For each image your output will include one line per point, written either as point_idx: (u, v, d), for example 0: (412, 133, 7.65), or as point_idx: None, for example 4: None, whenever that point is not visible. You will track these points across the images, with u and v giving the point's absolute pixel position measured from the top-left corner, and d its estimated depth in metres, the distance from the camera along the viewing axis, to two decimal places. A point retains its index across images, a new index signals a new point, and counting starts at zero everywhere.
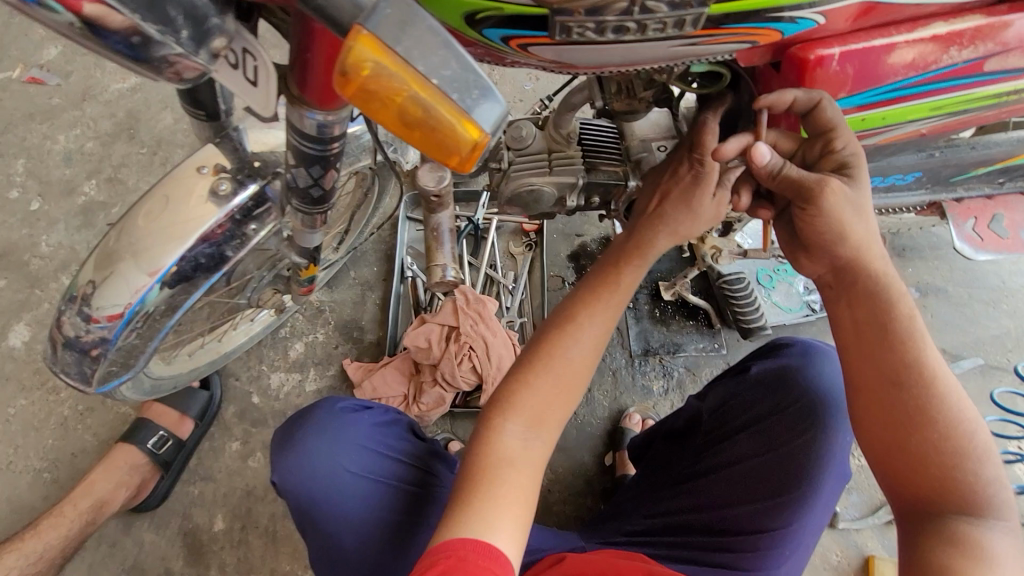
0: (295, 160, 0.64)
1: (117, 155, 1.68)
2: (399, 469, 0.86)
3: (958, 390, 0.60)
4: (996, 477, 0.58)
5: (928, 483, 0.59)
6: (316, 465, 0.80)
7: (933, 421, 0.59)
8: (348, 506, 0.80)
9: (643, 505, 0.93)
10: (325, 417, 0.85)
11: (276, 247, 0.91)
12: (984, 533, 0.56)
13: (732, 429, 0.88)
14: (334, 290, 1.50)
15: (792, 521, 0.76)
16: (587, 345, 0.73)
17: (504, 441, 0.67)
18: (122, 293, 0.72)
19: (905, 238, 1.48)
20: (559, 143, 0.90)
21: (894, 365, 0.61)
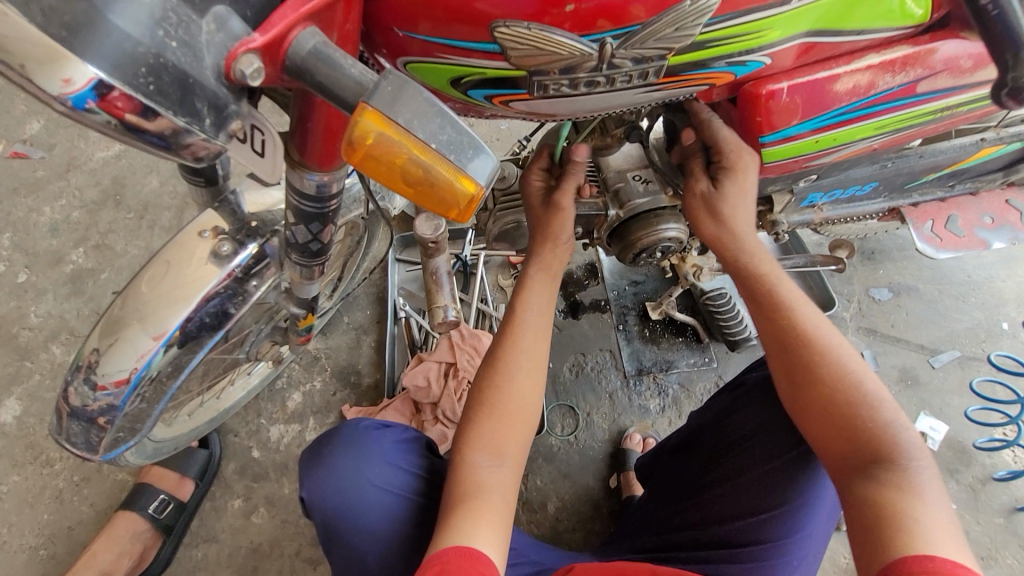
0: (294, 219, 0.67)
1: (104, 221, 1.70)
2: (422, 484, 0.86)
3: (846, 349, 0.70)
4: (898, 417, 0.65)
5: (841, 435, 0.66)
6: (340, 480, 0.82)
7: (826, 377, 0.68)
8: (369, 521, 0.81)
9: (651, 525, 0.94)
10: (351, 433, 0.87)
11: (274, 299, 0.94)
12: (899, 469, 0.61)
13: (732, 439, 0.89)
14: (329, 337, 1.51)
15: (790, 533, 0.78)
16: (523, 378, 0.79)
17: (472, 466, 0.73)
18: (128, 359, 0.74)
19: (873, 242, 1.56)
20: None
21: (787, 334, 0.72)
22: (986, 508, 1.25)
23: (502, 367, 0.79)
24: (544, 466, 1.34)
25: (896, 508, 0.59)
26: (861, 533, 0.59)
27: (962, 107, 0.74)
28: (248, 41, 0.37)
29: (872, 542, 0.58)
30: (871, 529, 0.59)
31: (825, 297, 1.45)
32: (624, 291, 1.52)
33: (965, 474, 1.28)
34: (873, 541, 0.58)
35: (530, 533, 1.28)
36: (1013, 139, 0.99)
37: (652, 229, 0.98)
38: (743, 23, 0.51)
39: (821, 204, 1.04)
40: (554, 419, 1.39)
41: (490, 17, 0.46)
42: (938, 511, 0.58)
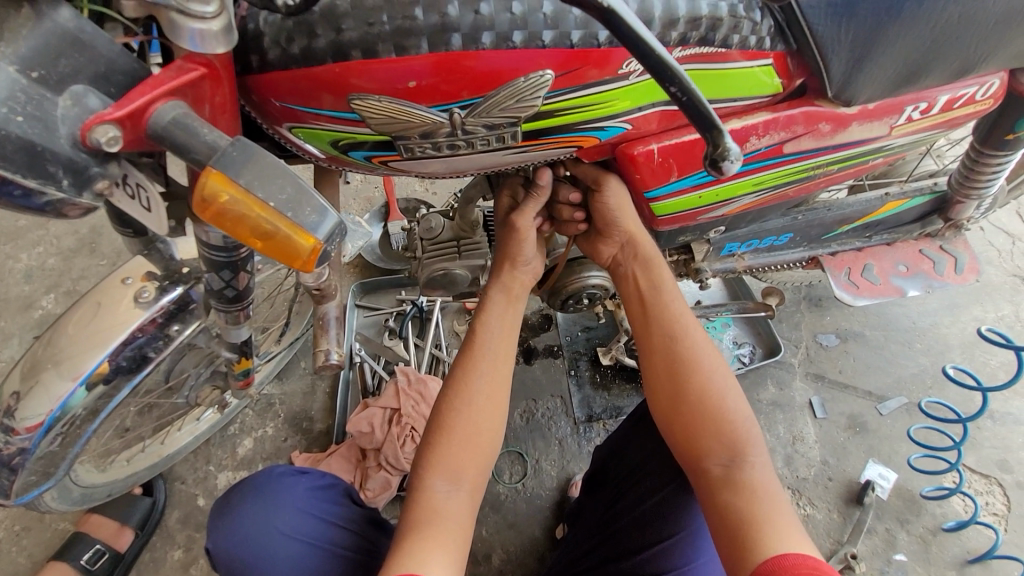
0: (207, 268, 0.72)
1: (76, 268, 1.75)
2: (335, 532, 0.86)
3: (713, 351, 0.80)
4: (748, 415, 0.77)
5: (710, 435, 0.75)
6: (249, 526, 0.82)
7: (696, 377, 0.77)
8: (277, 569, 0.79)
9: (571, 566, 0.93)
10: (264, 479, 0.88)
11: (206, 344, 0.96)
12: (747, 466, 0.72)
13: (641, 470, 0.90)
14: (284, 382, 1.53)
15: (687, 559, 0.77)
16: (480, 399, 0.81)
17: (431, 493, 0.74)
18: (44, 402, 0.76)
19: (820, 289, 1.60)
20: (465, 232, 1.00)
21: (669, 333, 0.81)
22: (938, 561, 1.22)
23: (463, 387, 0.81)
24: (489, 515, 1.32)
25: (749, 504, 0.69)
26: (725, 528, 0.69)
27: (835, 165, 0.80)
28: (104, 114, 0.43)
29: (736, 537, 0.67)
30: (732, 524, 0.68)
31: (772, 343, 1.49)
32: (577, 337, 1.55)
33: (915, 525, 1.26)
34: (735, 535, 0.67)
35: None
36: (916, 193, 1.07)
37: (575, 276, 1.04)
38: (588, 95, 0.58)
39: (741, 253, 1.08)
40: (503, 466, 1.38)
41: (350, 90, 0.53)
42: (780, 500, 0.69)
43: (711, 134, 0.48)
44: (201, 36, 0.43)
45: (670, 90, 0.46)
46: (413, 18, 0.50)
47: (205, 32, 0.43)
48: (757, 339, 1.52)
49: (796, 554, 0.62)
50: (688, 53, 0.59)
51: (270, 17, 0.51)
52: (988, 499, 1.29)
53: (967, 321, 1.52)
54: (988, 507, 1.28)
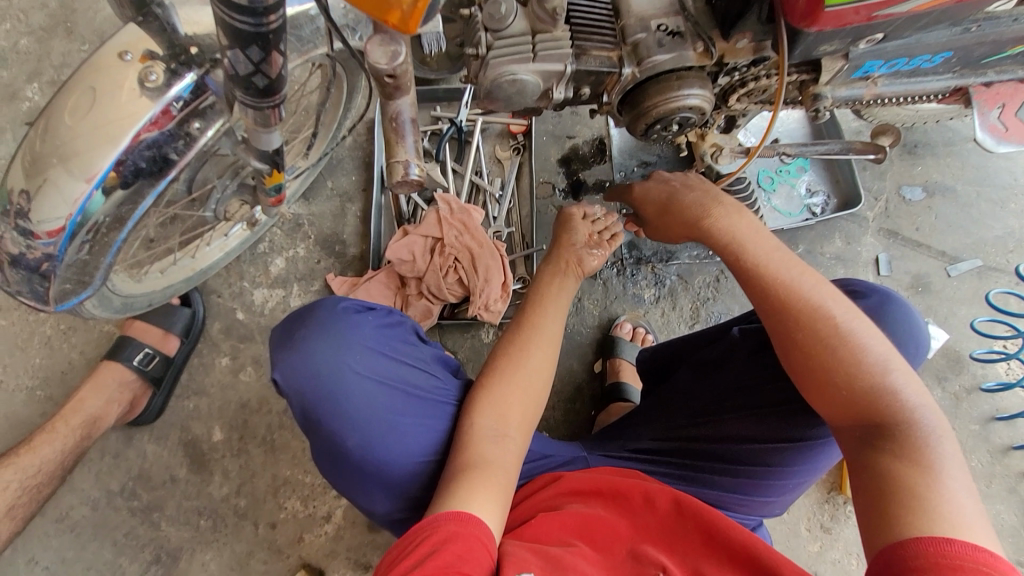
0: (227, 41, 0.54)
1: (55, 53, 1.51)
2: (409, 372, 0.84)
3: (850, 315, 0.70)
4: (894, 378, 0.67)
5: (839, 405, 0.69)
6: (319, 363, 0.78)
7: (825, 344, 0.69)
8: (353, 407, 0.78)
9: (655, 423, 0.94)
10: (328, 315, 0.82)
11: (231, 150, 0.83)
12: (903, 438, 0.63)
13: (753, 378, 0.84)
14: (311, 202, 1.42)
15: (798, 463, 0.82)
16: (532, 368, 0.83)
17: (476, 430, 0.77)
18: (60, 204, 0.65)
19: (918, 133, 1.39)
20: (543, 22, 0.78)
21: (792, 297, 0.71)
22: (965, 415, 1.26)
23: (514, 357, 0.84)
24: None
25: (905, 479, 0.60)
26: (869, 502, 0.62)
27: None
28: None
29: (873, 512, 0.61)
30: (867, 494, 0.62)
31: (851, 193, 1.34)
32: (633, 173, 1.40)
33: (953, 383, 1.27)
34: (876, 507, 0.61)
35: None
36: None
37: (671, 93, 0.84)
38: None
39: (877, 76, 0.88)
40: None
41: None
42: (949, 477, 0.60)
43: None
44: None
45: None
46: None
47: None
48: (833, 188, 1.37)
49: (964, 543, 0.54)
50: None
51: None
52: None
53: None
54: None
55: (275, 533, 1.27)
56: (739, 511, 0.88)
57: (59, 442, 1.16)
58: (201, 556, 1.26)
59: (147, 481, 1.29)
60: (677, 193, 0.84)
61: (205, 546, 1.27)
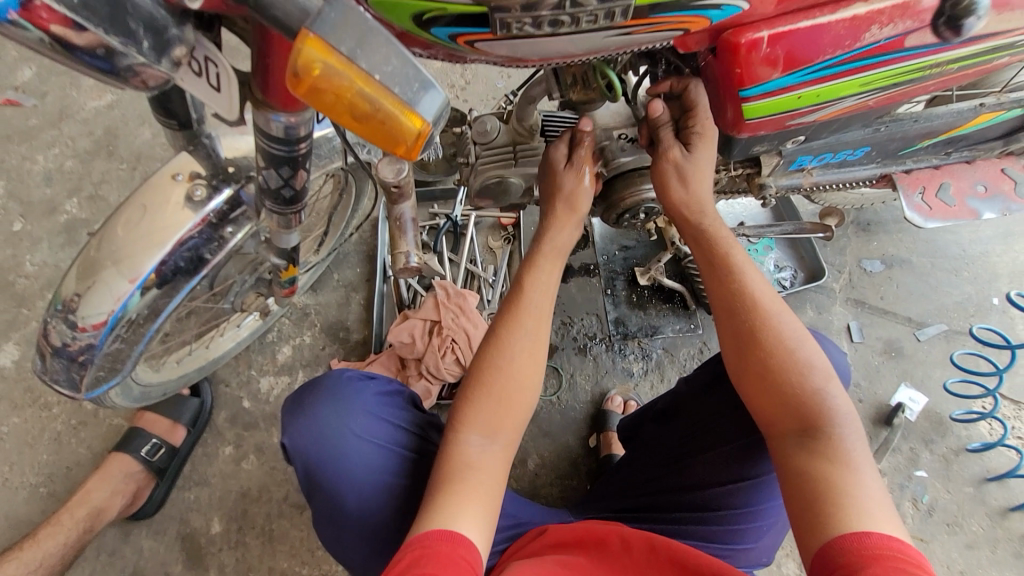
0: (264, 163, 0.67)
1: (96, 171, 1.70)
2: (405, 437, 0.90)
3: (791, 325, 0.79)
4: (830, 387, 0.75)
5: (782, 406, 0.75)
6: (323, 428, 0.84)
7: (767, 348, 0.77)
8: (353, 470, 0.83)
9: (629, 487, 0.99)
10: (335, 382, 0.89)
11: (254, 249, 0.94)
12: (829, 438, 0.71)
13: (709, 416, 0.91)
14: (318, 293, 1.53)
15: (763, 500, 0.85)
16: (522, 362, 0.82)
17: (465, 447, 0.77)
18: (106, 300, 0.75)
19: (869, 213, 1.54)
20: (522, 136, 0.93)
21: (741, 305, 0.80)
22: (957, 478, 1.28)
23: (503, 346, 0.83)
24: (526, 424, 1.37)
25: (830, 475, 0.68)
26: (799, 498, 0.69)
27: (953, 65, 0.71)
28: None
29: (808, 510, 0.67)
30: (800, 494, 0.69)
31: (815, 267, 1.46)
32: (614, 256, 1.53)
33: (939, 445, 1.30)
34: (808, 503, 0.67)
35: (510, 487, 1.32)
36: (1013, 105, 0.96)
37: (636, 188, 0.98)
38: None
39: (810, 168, 1.02)
40: None
41: None
42: (866, 474, 0.68)
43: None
44: None
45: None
46: None
47: None
48: (800, 264, 1.49)
49: (879, 534, 0.61)
50: None
51: None
52: (1016, 423, 1.32)
53: (1020, 250, 1.48)
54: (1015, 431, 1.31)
55: None
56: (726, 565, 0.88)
57: (62, 534, 1.18)
58: None
59: None
60: (685, 171, 0.82)
61: None
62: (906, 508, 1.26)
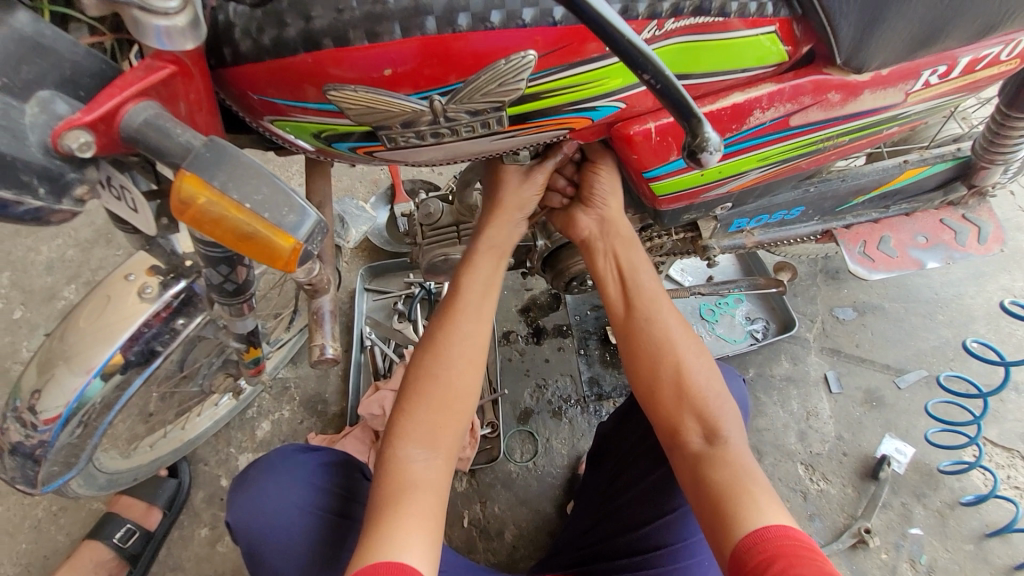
0: (204, 263, 0.72)
1: (95, 259, 1.80)
2: (349, 505, 0.91)
3: (690, 331, 0.83)
4: (724, 391, 0.79)
5: (688, 412, 0.77)
6: (266, 502, 0.86)
7: (673, 353, 0.80)
8: (293, 542, 0.84)
9: (574, 540, 0.98)
10: (279, 456, 0.91)
11: (215, 334, 0.98)
12: (724, 441, 0.74)
13: (634, 452, 0.95)
14: (297, 366, 1.56)
15: (692, 533, 0.83)
16: (456, 364, 0.81)
17: (405, 462, 0.75)
18: (59, 396, 0.79)
19: (837, 260, 1.55)
20: (465, 216, 0.99)
21: (647, 309, 0.83)
22: (956, 535, 1.21)
23: (440, 353, 0.81)
24: (501, 493, 1.35)
25: (730, 479, 0.71)
26: (707, 505, 0.71)
27: (846, 137, 0.77)
28: (74, 119, 0.43)
29: (717, 514, 0.69)
30: (706, 503, 0.71)
31: (786, 318, 1.46)
32: (586, 316, 1.55)
33: (933, 499, 1.25)
34: (717, 509, 0.69)
35: (486, 561, 1.28)
36: (937, 160, 1.01)
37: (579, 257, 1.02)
38: (575, 75, 0.56)
39: (751, 228, 1.05)
40: (514, 445, 1.40)
41: (327, 81, 0.52)
42: (760, 476, 0.71)
43: (691, 123, 0.48)
44: (167, 33, 0.43)
45: (643, 80, 0.44)
46: (383, 2, 0.48)
47: (171, 29, 0.42)
48: (771, 315, 1.50)
49: (777, 527, 0.64)
50: (680, 25, 0.56)
51: (240, 8, 0.50)
52: (1010, 472, 1.27)
53: (993, 291, 1.47)
54: (1009, 480, 1.26)
55: None
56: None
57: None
58: None
59: None
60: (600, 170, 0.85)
61: None
62: (904, 570, 1.19)
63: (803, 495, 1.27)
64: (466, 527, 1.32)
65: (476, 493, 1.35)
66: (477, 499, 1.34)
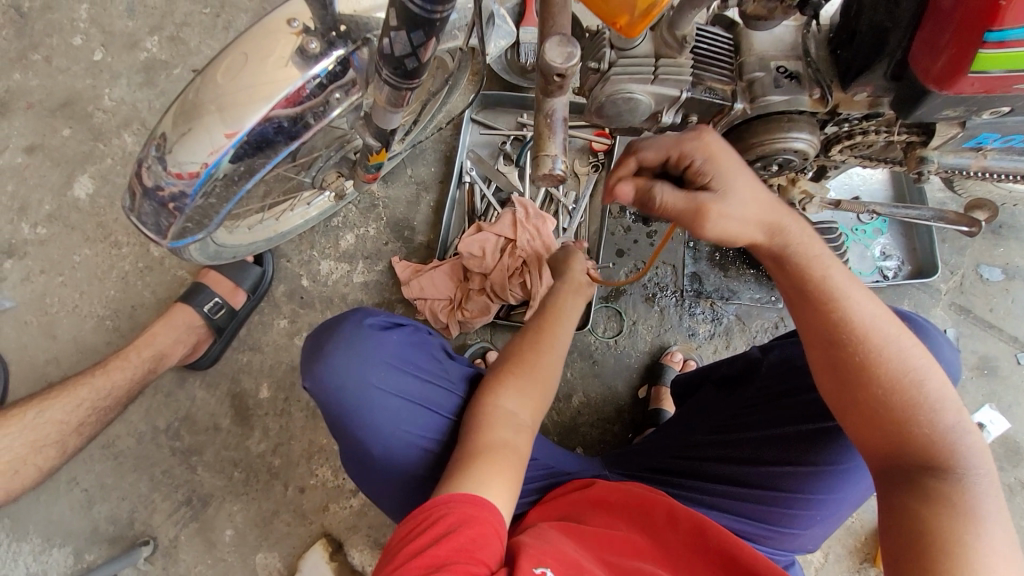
0: (397, 22, 0.59)
1: (179, 12, 1.61)
2: (431, 389, 0.89)
3: (904, 352, 0.70)
4: (959, 422, 0.69)
5: (890, 439, 0.70)
6: (345, 378, 0.84)
7: (876, 378, 0.69)
8: (379, 419, 0.85)
9: (668, 448, 1.02)
10: (355, 333, 0.88)
11: (351, 124, 0.86)
12: (946, 477, 0.66)
13: (770, 394, 0.93)
14: (389, 186, 1.47)
15: (819, 491, 0.87)
16: (548, 357, 0.95)
17: (499, 411, 0.84)
18: (201, 149, 0.71)
19: (1006, 213, 1.36)
20: (669, 48, 0.80)
21: (846, 330, 0.70)
22: (1018, 509, 1.22)
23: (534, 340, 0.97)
24: (577, 361, 1.34)
25: (945, 519, 0.63)
26: (903, 536, 0.64)
27: None
28: None
29: (918, 552, 0.62)
30: (912, 540, 0.63)
31: (925, 262, 1.33)
32: None
33: (1007, 474, 1.24)
34: (917, 546, 0.63)
35: (550, 419, 1.32)
36: None
37: (778, 134, 0.86)
38: None
39: (987, 150, 0.89)
40: (598, 320, 1.37)
41: None
42: (989, 520, 0.63)
43: None
44: None
45: None
46: None
47: None
48: (908, 256, 1.35)
49: None
50: None
51: None
52: None
53: None
54: None
55: (302, 498, 1.32)
56: (767, 544, 0.93)
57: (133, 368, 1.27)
58: (230, 506, 1.31)
59: (191, 425, 1.35)
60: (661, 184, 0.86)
61: (234, 497, 1.31)
62: None
63: None
64: None
65: None
66: None
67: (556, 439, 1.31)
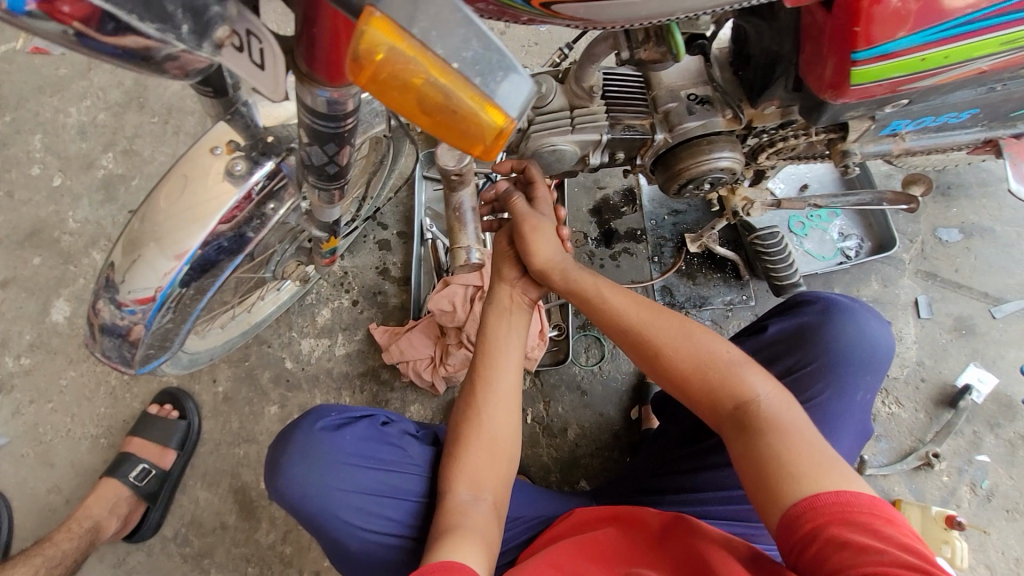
0: (308, 139, 0.62)
1: (128, 126, 1.67)
2: (394, 477, 0.89)
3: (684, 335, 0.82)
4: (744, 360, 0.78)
5: (705, 390, 0.78)
6: (306, 488, 0.85)
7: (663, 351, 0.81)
8: (348, 519, 0.85)
9: (649, 467, 1.05)
10: (305, 441, 0.87)
11: (296, 221, 0.89)
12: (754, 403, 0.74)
13: None
14: (355, 255, 1.50)
15: None
16: (503, 418, 0.87)
17: (457, 506, 0.80)
18: (151, 277, 0.73)
19: (951, 175, 1.39)
20: (581, 98, 0.85)
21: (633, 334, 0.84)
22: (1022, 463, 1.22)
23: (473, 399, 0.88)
24: (566, 394, 1.36)
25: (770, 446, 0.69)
26: (755, 475, 0.69)
27: None
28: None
29: (764, 485, 0.68)
30: (763, 476, 0.68)
31: (884, 236, 1.35)
32: (663, 221, 1.45)
33: (1005, 429, 1.24)
34: (763, 478, 0.68)
35: (549, 456, 1.32)
36: None
37: (703, 157, 0.88)
38: None
39: (904, 133, 0.92)
40: (579, 349, 1.38)
41: None
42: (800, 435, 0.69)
43: None
44: None
45: None
46: None
47: None
48: (867, 232, 1.38)
49: (829, 492, 0.63)
50: None
51: None
52: None
53: None
54: None
55: None
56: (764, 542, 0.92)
57: (106, 501, 1.29)
58: None
59: (198, 528, 1.35)
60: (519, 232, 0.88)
61: None
62: (962, 492, 1.21)
63: (872, 416, 1.27)
64: (530, 423, 1.34)
65: (541, 393, 1.36)
66: (541, 399, 1.35)
67: (558, 476, 1.32)
